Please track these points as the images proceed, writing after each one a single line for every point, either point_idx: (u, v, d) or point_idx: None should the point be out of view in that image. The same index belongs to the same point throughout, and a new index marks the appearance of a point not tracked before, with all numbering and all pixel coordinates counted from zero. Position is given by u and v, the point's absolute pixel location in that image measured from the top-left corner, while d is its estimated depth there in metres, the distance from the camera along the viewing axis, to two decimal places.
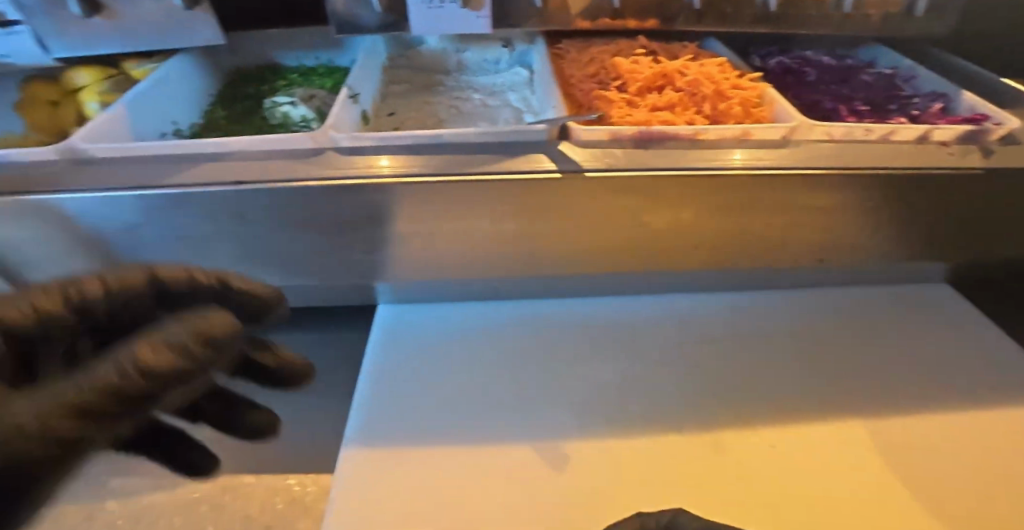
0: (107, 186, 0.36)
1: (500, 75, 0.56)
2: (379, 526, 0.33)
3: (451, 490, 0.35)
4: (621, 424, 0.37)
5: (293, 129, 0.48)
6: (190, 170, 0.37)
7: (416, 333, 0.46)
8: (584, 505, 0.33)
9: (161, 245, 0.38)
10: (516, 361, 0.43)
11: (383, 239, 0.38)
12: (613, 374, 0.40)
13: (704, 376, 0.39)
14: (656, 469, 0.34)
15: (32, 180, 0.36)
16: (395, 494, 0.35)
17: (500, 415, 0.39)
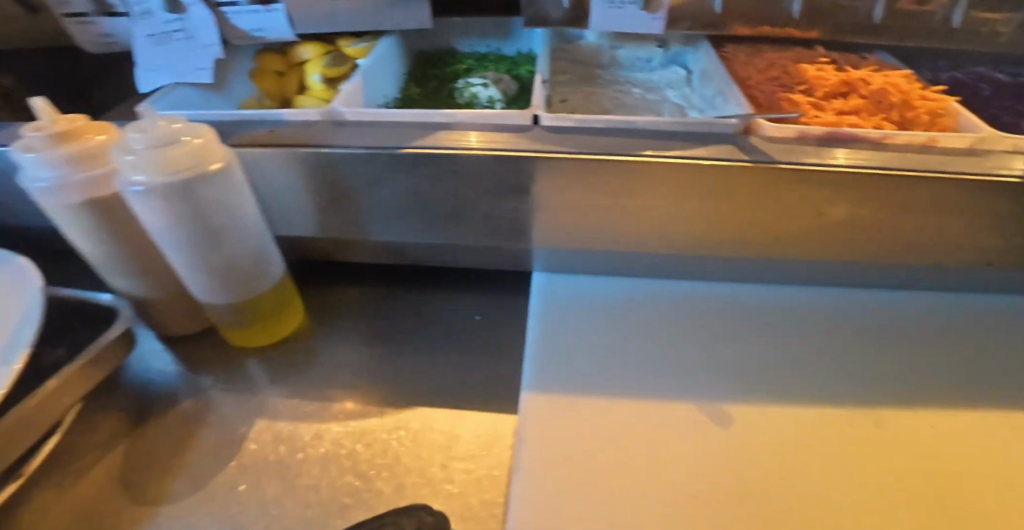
0: (367, 144, 0.45)
1: (657, 74, 0.58)
2: (567, 456, 0.39)
3: (625, 433, 0.40)
4: (779, 395, 0.41)
5: (481, 108, 0.57)
6: (429, 135, 0.46)
7: (569, 302, 0.52)
8: (756, 457, 0.37)
9: (400, 194, 0.47)
10: (669, 332, 0.47)
11: (582, 207, 0.45)
12: (767, 350, 0.45)
13: (857, 361, 0.43)
14: (820, 437, 0.38)
15: (308, 136, 0.46)
16: (574, 432, 0.40)
17: (661, 376, 0.44)
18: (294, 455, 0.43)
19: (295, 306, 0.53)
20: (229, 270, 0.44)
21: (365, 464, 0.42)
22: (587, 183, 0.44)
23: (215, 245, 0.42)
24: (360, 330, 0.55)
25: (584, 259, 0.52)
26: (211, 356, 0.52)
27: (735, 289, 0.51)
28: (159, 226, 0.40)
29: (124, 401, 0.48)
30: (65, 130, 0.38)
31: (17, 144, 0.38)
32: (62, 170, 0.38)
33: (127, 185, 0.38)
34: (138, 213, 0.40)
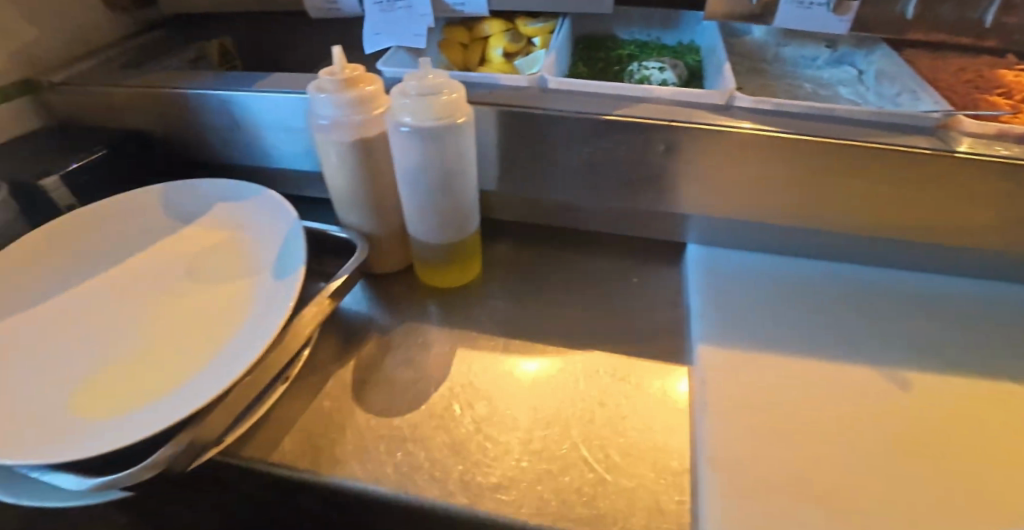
0: (578, 110, 0.51)
1: (828, 72, 0.61)
2: (754, 400, 0.43)
3: (809, 385, 0.44)
4: (951, 369, 0.45)
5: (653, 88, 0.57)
6: (630, 106, 0.51)
7: (728, 272, 0.56)
8: (942, 416, 0.41)
9: (597, 159, 0.53)
10: (833, 306, 0.52)
11: (772, 183, 0.49)
12: (930, 330, 0.49)
13: (1017, 345, 0.47)
14: (1002, 407, 0.41)
15: (520, 100, 0.52)
16: (758, 380, 0.45)
17: (833, 342, 0.48)
18: (497, 386, 0.47)
19: (472, 262, 0.59)
20: (451, 208, 0.51)
21: (571, 402, 0.45)
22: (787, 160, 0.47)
23: (450, 185, 0.50)
24: (528, 282, 0.59)
25: (746, 233, 0.57)
26: (402, 291, 0.59)
27: (886, 274, 0.55)
28: (410, 164, 0.48)
29: (335, 323, 0.54)
30: (346, 77, 0.46)
31: (313, 86, 0.47)
32: (346, 112, 0.46)
33: (398, 124, 0.46)
34: (395, 149, 0.47)
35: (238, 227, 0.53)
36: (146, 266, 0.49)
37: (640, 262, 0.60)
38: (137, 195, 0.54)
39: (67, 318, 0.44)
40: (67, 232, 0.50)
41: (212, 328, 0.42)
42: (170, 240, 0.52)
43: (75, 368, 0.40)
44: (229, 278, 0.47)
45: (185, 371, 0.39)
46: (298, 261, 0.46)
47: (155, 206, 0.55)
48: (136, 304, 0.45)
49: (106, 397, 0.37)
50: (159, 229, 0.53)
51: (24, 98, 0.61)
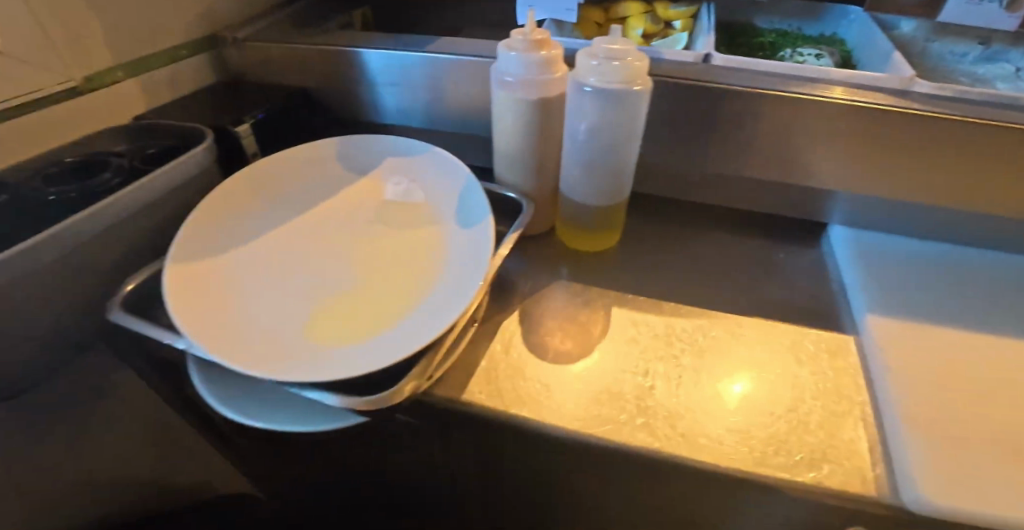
0: (749, 86, 0.52)
1: (982, 69, 0.61)
2: (932, 362, 0.47)
3: (981, 352, 0.48)
4: None
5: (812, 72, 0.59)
6: (803, 85, 0.52)
7: (876, 252, 0.59)
8: None
9: (761, 136, 0.55)
10: (986, 288, 0.55)
11: (941, 166, 0.51)
12: None
13: None
14: None
15: (690, 73, 0.54)
16: (932, 346, 0.48)
17: (993, 320, 0.51)
18: (665, 340, 0.51)
19: (609, 235, 0.61)
20: (617, 169, 0.54)
21: (740, 358, 0.49)
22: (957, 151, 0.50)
23: (622, 147, 0.52)
24: (668, 253, 0.62)
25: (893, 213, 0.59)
26: (548, 253, 0.62)
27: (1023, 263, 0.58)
28: (586, 125, 0.51)
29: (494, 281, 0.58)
30: (535, 39, 0.50)
31: (504, 45, 0.51)
32: (535, 72, 0.50)
33: (581, 84, 0.48)
34: (578, 109, 0.50)
35: (407, 180, 0.59)
36: (333, 210, 0.54)
37: (777, 242, 0.63)
38: (318, 145, 0.59)
39: (281, 254, 0.49)
40: (262, 173, 0.55)
41: (411, 275, 0.48)
42: (348, 189, 0.57)
43: (302, 302, 0.45)
44: (413, 230, 0.52)
45: (412, 307, 0.44)
46: (482, 211, 0.52)
47: (332, 156, 0.60)
48: (336, 247, 0.50)
49: (337, 329, 0.43)
50: (341, 179, 0.58)
51: (207, 53, 0.67)
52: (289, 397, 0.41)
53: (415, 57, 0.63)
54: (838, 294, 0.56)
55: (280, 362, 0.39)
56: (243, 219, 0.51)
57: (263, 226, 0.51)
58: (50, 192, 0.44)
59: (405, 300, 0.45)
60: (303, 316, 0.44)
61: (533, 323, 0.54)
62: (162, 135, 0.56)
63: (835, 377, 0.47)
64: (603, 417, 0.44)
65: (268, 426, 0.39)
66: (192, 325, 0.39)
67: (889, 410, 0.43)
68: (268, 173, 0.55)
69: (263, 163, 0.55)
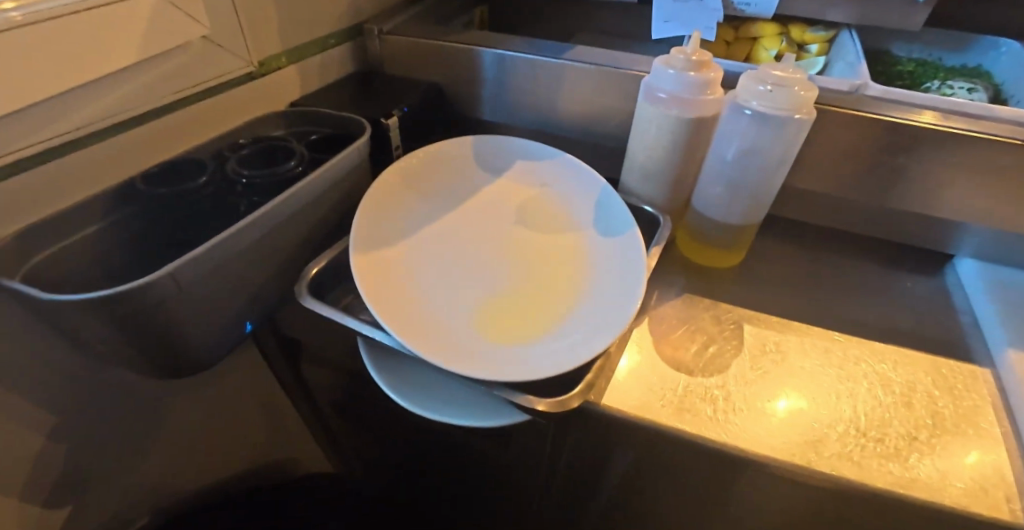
0: (908, 117, 0.52)
1: None
2: None
3: None
4: None
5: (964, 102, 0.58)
6: (966, 120, 0.51)
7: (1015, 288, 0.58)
8: None
9: (908, 171, 0.54)
10: None
11: None
12: None
13: None
14: None
15: (845, 100, 0.54)
16: None
17: None
18: (789, 366, 0.52)
19: (732, 255, 0.62)
20: (760, 195, 0.54)
21: (871, 389, 0.50)
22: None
23: (772, 173, 0.52)
24: (794, 274, 0.63)
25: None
26: (672, 264, 0.64)
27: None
28: (738, 147, 0.51)
29: None
30: (697, 60, 0.51)
31: (663, 61, 0.52)
32: (694, 91, 0.51)
33: (741, 107, 0.50)
34: (734, 132, 0.51)
35: (541, 185, 0.61)
36: (479, 211, 0.57)
37: (900, 273, 0.63)
38: (457, 143, 0.61)
39: (440, 251, 0.52)
40: (408, 170, 0.57)
41: (564, 281, 0.50)
42: (491, 191, 0.60)
43: (467, 300, 0.48)
44: (557, 236, 0.55)
45: (571, 315, 0.47)
46: (625, 224, 0.53)
47: (469, 157, 0.62)
48: (488, 247, 0.54)
49: (505, 328, 0.46)
50: (479, 180, 0.61)
51: (350, 42, 0.70)
52: (450, 390, 0.43)
53: (555, 62, 0.64)
54: (971, 330, 0.56)
55: (464, 358, 0.41)
56: (402, 212, 0.54)
57: (421, 222, 0.54)
58: (243, 176, 0.47)
59: (561, 308, 0.48)
60: (472, 313, 0.47)
61: (667, 334, 0.55)
62: (318, 123, 0.59)
63: (966, 414, 0.48)
64: (761, 435, 0.46)
65: (435, 417, 0.41)
66: (386, 314, 0.43)
67: None
68: (415, 170, 0.58)
69: (408, 160, 0.57)
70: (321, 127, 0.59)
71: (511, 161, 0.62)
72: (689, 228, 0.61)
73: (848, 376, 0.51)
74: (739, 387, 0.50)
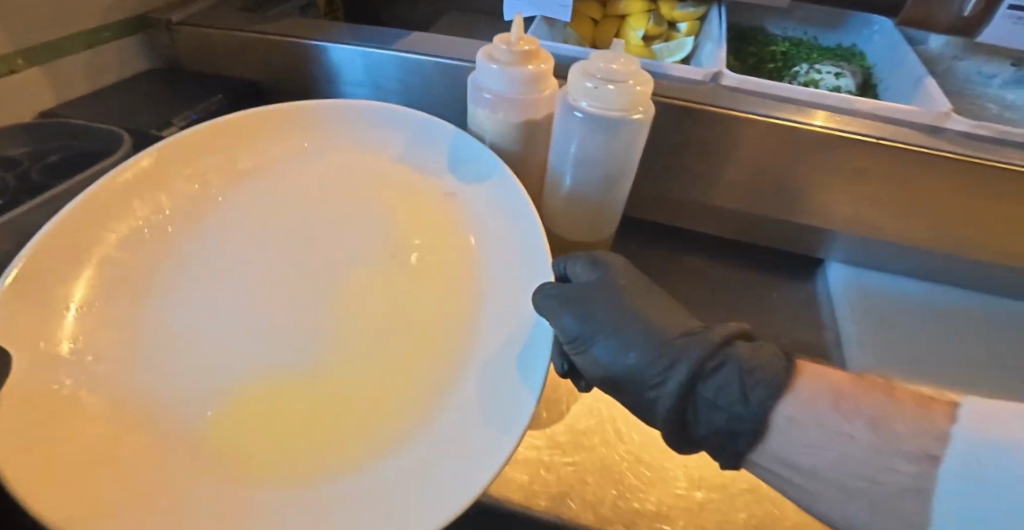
0: (765, 113, 0.46)
1: (1013, 95, 0.56)
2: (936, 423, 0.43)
3: None
4: None
5: (834, 88, 0.53)
6: (824, 116, 0.46)
7: (881, 293, 0.54)
8: None
9: (768, 169, 0.48)
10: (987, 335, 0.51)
11: (955, 211, 0.46)
12: None
13: None
14: None
15: (697, 95, 0.47)
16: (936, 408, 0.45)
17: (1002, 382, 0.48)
18: None
19: None
20: (604, 210, 0.47)
21: None
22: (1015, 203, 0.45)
23: (613, 185, 0.45)
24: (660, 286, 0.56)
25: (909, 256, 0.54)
26: None
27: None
28: (575, 157, 0.44)
29: None
30: (521, 50, 0.41)
31: (484, 54, 0.42)
32: (518, 90, 0.42)
33: (572, 108, 0.41)
34: (568, 137, 0.43)
35: (438, 196, 0.46)
36: (277, 222, 0.43)
37: (773, 277, 0.57)
38: (270, 112, 0.48)
39: (218, 297, 0.38)
40: (164, 169, 0.42)
41: (429, 346, 0.36)
42: (364, 205, 0.45)
43: (232, 373, 0.33)
44: (443, 273, 0.40)
45: (437, 394, 0.33)
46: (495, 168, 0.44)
47: (275, 141, 0.48)
48: (303, 294, 0.38)
49: (267, 437, 0.30)
50: (306, 167, 0.47)
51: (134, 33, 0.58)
52: None
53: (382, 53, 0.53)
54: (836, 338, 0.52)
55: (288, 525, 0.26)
56: (154, 231, 0.40)
57: (222, 287, 0.38)
58: None
59: (422, 387, 0.33)
60: (226, 400, 0.32)
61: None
62: (60, 145, 0.47)
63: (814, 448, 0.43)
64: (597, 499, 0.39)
65: None
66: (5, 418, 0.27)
67: None
68: (176, 167, 0.43)
69: (162, 153, 0.42)
70: (65, 149, 0.47)
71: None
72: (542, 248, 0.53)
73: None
74: (581, 436, 0.43)
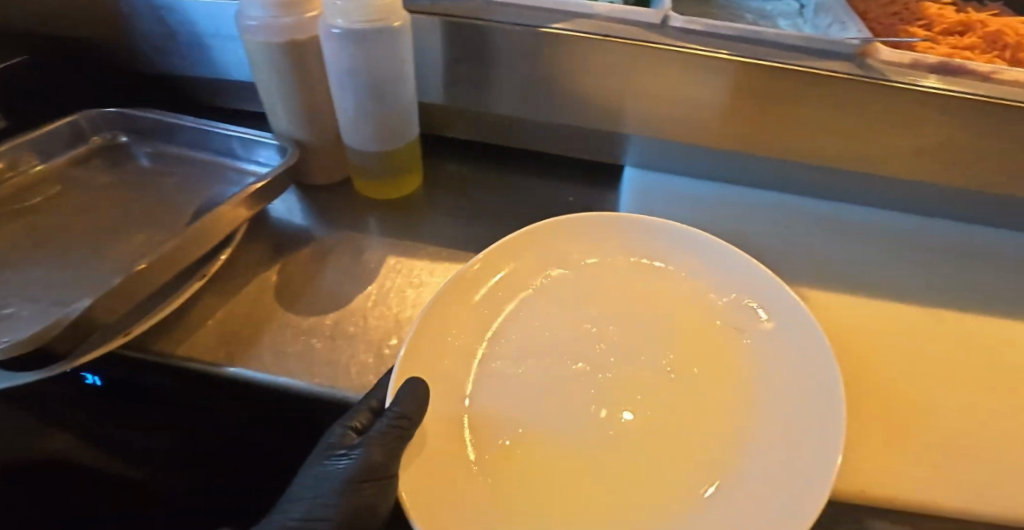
0: (517, 21, 0.51)
1: (771, 4, 0.61)
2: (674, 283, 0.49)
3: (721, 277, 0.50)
4: (842, 281, 0.52)
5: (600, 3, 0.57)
6: (566, 20, 0.51)
7: (663, 191, 0.60)
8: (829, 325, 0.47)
9: (529, 70, 0.54)
10: (752, 220, 0.57)
11: (694, 98, 0.52)
12: (820, 248, 0.55)
13: (891, 261, 0.54)
14: (865, 313, 0.49)
15: (461, 11, 0.52)
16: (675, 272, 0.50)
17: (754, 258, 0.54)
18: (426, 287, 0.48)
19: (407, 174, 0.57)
20: (385, 124, 0.50)
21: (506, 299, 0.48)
22: (724, 92, 0.50)
23: (381, 95, 0.48)
24: (469, 200, 0.60)
25: (670, 150, 0.59)
26: (340, 201, 0.57)
27: (805, 202, 0.60)
28: (336, 71, 0.46)
29: (266, 230, 0.53)
30: None
31: None
32: (270, 12, 0.44)
33: (330, 26, 0.44)
34: (328, 53, 0.45)
35: (715, 320, 0.42)
36: (597, 338, 0.42)
37: (576, 185, 0.62)
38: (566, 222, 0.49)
39: (518, 408, 0.37)
40: (469, 296, 0.43)
41: (693, 450, 0.35)
42: (665, 341, 0.41)
43: (504, 472, 0.33)
44: (723, 383, 0.38)
45: (690, 502, 0.32)
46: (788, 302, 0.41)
47: (531, 259, 0.47)
48: (554, 394, 0.38)
49: (533, 487, 0.33)
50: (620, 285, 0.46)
51: None
52: None
53: None
54: None
55: None
56: (496, 377, 0.39)
57: (511, 406, 0.37)
58: None
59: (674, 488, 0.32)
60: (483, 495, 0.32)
61: (288, 275, 0.48)
62: None
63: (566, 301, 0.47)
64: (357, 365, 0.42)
65: None
66: None
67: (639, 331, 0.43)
68: (495, 294, 0.44)
69: (473, 273, 0.44)
70: None
71: (140, 116, 0.56)
72: (330, 163, 0.55)
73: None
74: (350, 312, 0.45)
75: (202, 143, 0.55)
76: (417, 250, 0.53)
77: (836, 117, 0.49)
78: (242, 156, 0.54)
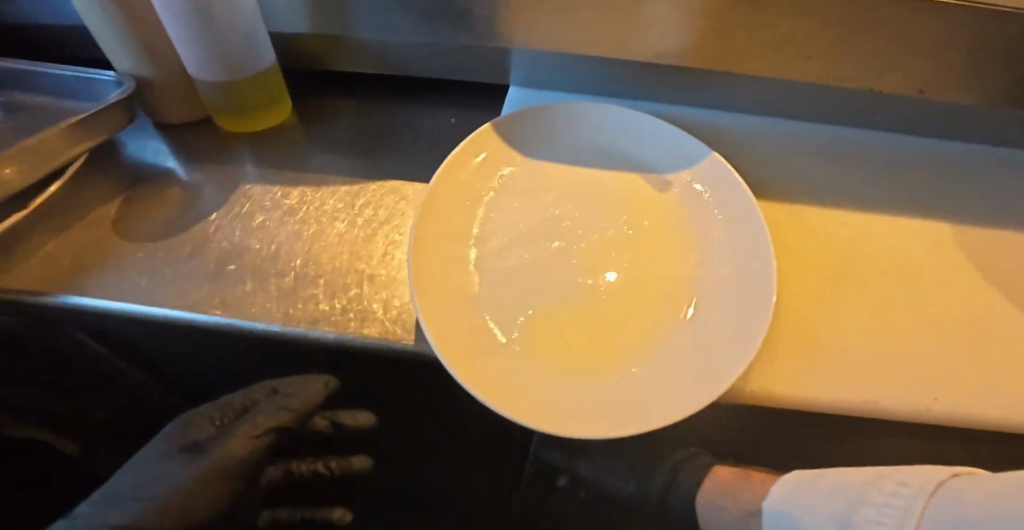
0: None
1: None
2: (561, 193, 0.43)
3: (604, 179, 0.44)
4: None
5: None
6: None
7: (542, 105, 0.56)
8: None
9: None
10: None
11: (546, 7, 0.48)
12: None
13: (775, 161, 0.50)
14: None
15: None
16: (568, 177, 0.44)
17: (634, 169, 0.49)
18: (271, 216, 0.46)
19: (270, 107, 0.54)
20: (223, 52, 0.46)
21: (360, 220, 0.45)
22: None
23: (209, 21, 0.43)
24: (335, 131, 0.56)
25: (547, 66, 0.55)
26: (195, 138, 0.54)
27: (698, 113, 0.56)
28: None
29: (112, 171, 0.50)
30: None
31: None
32: None
33: None
34: None
35: (671, 184, 0.44)
36: (562, 201, 0.43)
37: (451, 112, 0.59)
38: (533, 109, 0.47)
39: (504, 277, 0.38)
40: (444, 177, 0.42)
41: (660, 285, 0.38)
42: (627, 195, 0.43)
43: (499, 313, 0.36)
44: (674, 233, 0.41)
45: (652, 330, 0.36)
46: (703, 157, 0.44)
47: (500, 148, 0.45)
48: (528, 252, 0.39)
49: (526, 333, 0.35)
50: (593, 158, 0.46)
51: None
52: None
53: None
54: None
55: (552, 411, 0.32)
56: (477, 263, 0.39)
57: (488, 272, 0.38)
58: None
59: (645, 312, 0.37)
60: (484, 330, 0.35)
61: (132, 209, 0.47)
62: None
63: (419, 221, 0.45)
64: (184, 296, 0.40)
65: None
66: None
67: (500, 239, 0.40)
68: (463, 176, 0.42)
69: (451, 159, 0.42)
70: None
71: None
72: (176, 97, 0.51)
73: (322, 213, 0.46)
74: (188, 243, 0.44)
75: (36, 84, 0.50)
76: (274, 178, 0.51)
77: (693, 20, 0.46)
78: (83, 96, 0.49)
